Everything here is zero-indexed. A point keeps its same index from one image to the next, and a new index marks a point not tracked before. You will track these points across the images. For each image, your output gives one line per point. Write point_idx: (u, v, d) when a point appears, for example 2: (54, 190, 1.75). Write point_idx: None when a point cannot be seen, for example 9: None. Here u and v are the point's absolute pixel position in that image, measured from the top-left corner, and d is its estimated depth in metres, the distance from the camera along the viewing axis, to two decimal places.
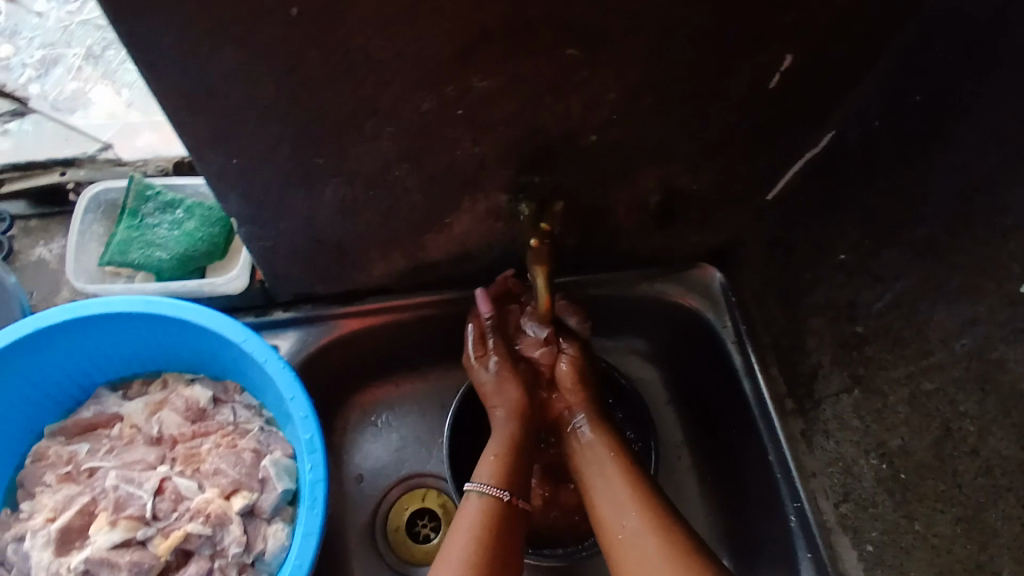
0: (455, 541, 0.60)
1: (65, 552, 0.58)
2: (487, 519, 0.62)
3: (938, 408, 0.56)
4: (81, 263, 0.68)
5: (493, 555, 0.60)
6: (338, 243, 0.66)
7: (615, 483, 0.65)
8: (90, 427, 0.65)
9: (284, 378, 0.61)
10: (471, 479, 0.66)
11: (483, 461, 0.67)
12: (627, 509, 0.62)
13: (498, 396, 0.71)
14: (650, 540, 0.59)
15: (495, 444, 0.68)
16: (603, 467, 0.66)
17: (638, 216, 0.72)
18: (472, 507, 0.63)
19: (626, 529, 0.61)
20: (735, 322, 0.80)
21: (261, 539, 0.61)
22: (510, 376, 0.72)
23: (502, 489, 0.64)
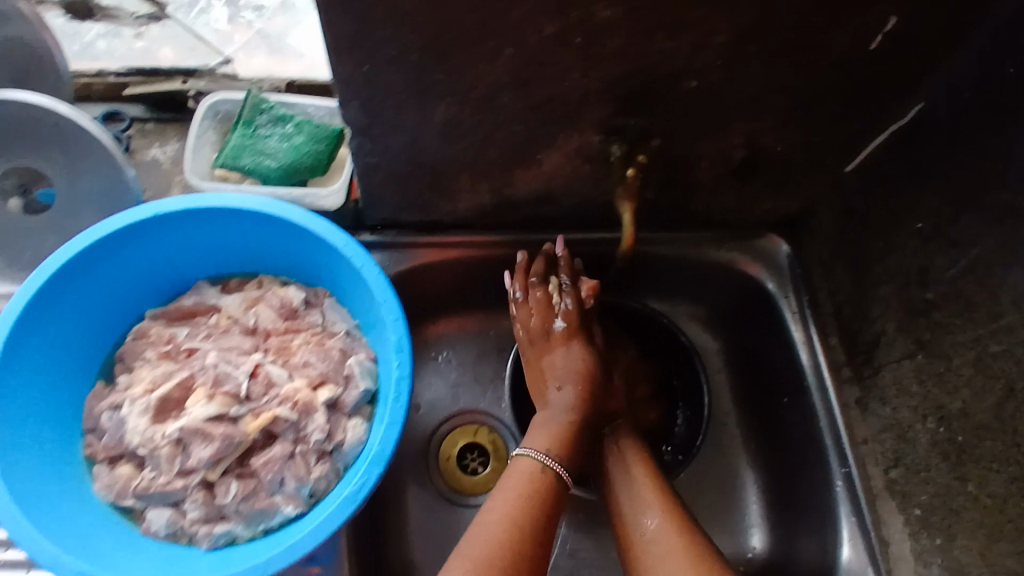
0: (504, 492, 0.65)
1: (161, 421, 0.62)
2: (539, 479, 0.66)
3: (1001, 371, 0.58)
4: (196, 164, 0.73)
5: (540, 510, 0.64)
6: (435, 168, 0.70)
7: (644, 484, 0.70)
8: (189, 314, 0.70)
9: (378, 283, 0.65)
10: (523, 445, 0.70)
11: (541, 433, 0.70)
12: (654, 506, 0.68)
13: (564, 376, 0.74)
14: (676, 536, 0.64)
15: (563, 417, 0.71)
16: (631, 466, 0.72)
17: (718, 171, 0.75)
18: (523, 465, 0.68)
19: (649, 521, 0.67)
20: (797, 294, 0.83)
21: (342, 431, 0.65)
22: (576, 363, 0.75)
23: (561, 465, 0.67)
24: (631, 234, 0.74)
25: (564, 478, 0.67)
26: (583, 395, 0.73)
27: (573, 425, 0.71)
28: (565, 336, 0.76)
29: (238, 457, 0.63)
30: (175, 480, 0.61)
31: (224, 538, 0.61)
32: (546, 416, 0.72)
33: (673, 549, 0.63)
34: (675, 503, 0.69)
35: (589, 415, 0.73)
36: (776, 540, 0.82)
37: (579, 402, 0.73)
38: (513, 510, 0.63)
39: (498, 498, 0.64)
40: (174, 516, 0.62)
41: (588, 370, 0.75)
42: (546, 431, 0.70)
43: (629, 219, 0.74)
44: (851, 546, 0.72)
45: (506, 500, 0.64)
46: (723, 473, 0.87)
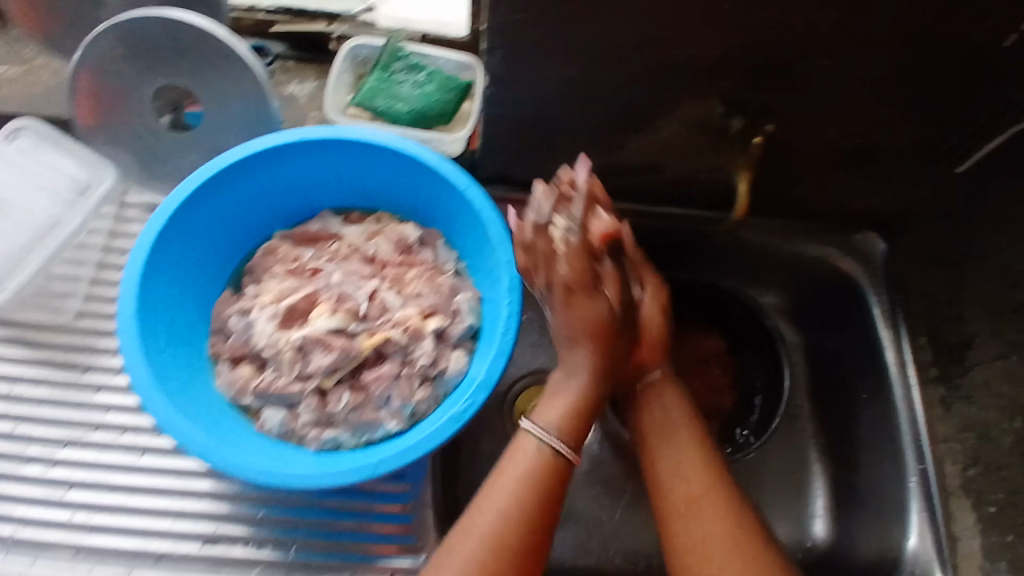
0: (502, 483, 0.62)
1: (286, 328, 0.67)
2: (547, 466, 0.62)
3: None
4: (334, 100, 0.78)
5: (541, 507, 0.61)
6: (556, 125, 0.73)
7: (689, 454, 0.65)
8: (314, 238, 0.75)
9: (497, 228, 0.69)
10: (528, 418, 0.65)
11: (551, 406, 0.65)
12: (695, 475, 0.63)
13: (577, 332, 0.65)
14: (719, 508, 0.61)
15: (576, 385, 0.66)
16: (672, 427, 0.66)
17: (828, 159, 0.76)
18: (528, 447, 0.64)
19: (691, 496, 0.62)
20: (888, 292, 0.82)
21: (445, 359, 0.69)
22: (587, 316, 0.64)
23: (562, 442, 0.63)
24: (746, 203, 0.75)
25: (568, 457, 0.63)
26: (603, 357, 0.65)
27: (586, 397, 0.65)
28: (597, 283, 0.65)
29: (352, 370, 0.67)
30: (294, 383, 0.66)
31: (331, 443, 0.66)
32: (559, 380, 0.67)
33: (715, 522, 0.61)
34: (721, 473, 0.64)
35: (607, 374, 0.66)
36: (837, 531, 0.83)
37: (596, 367, 0.66)
38: (510, 512, 0.60)
39: (496, 489, 0.61)
40: (288, 417, 0.67)
41: (606, 323, 0.64)
42: (553, 399, 0.66)
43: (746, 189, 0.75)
44: (918, 536, 0.72)
45: (503, 496, 0.61)
46: (792, 461, 0.87)
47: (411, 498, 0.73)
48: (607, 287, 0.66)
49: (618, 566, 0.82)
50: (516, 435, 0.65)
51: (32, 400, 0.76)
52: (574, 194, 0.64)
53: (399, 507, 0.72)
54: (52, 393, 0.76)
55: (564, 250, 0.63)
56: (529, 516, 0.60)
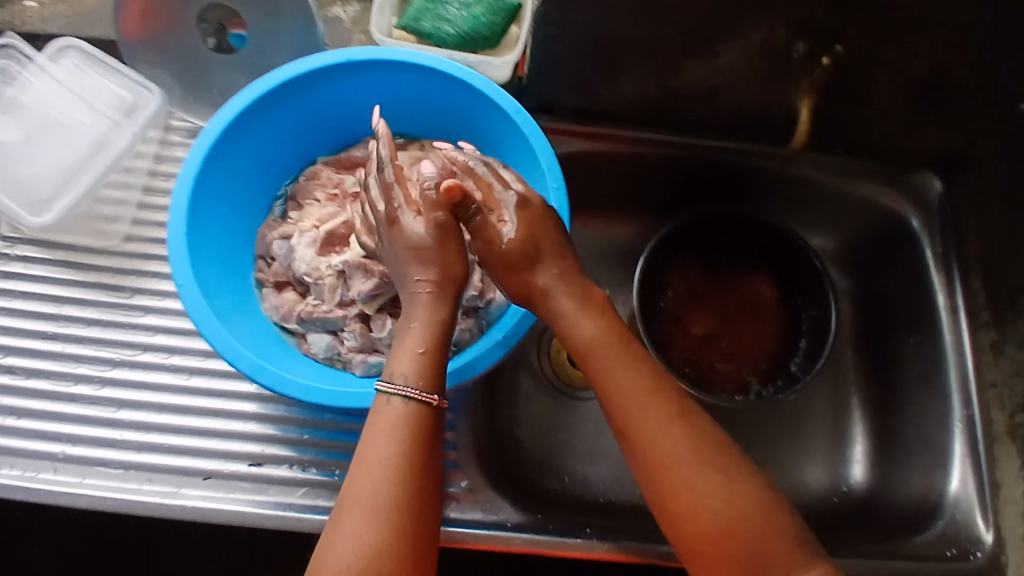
0: (371, 458, 0.51)
1: (326, 254, 0.68)
2: (412, 421, 0.53)
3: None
4: (380, 21, 0.76)
5: (415, 478, 0.51)
6: (610, 50, 0.71)
7: (612, 370, 0.57)
8: (358, 164, 0.75)
9: (545, 153, 0.67)
10: (386, 372, 0.56)
11: (405, 353, 0.56)
12: (626, 390, 0.56)
13: (423, 263, 0.60)
14: (661, 419, 0.55)
15: (416, 320, 0.58)
16: (586, 340, 0.59)
17: (893, 89, 0.73)
18: (390, 413, 0.54)
19: (627, 418, 0.56)
20: (938, 233, 0.81)
21: (492, 289, 0.69)
22: (426, 245, 0.60)
23: (425, 392, 0.54)
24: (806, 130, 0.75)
25: (426, 403, 0.54)
26: (444, 285, 0.59)
27: (438, 326, 0.57)
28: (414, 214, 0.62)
29: (391, 298, 0.68)
30: (335, 309, 0.68)
31: (375, 369, 0.67)
32: (404, 320, 0.59)
33: (662, 437, 0.54)
34: (655, 387, 0.57)
35: (450, 306, 0.59)
36: (876, 473, 0.82)
37: (438, 297, 0.59)
38: (382, 492, 0.50)
39: (361, 467, 0.51)
40: (332, 342, 0.68)
41: (423, 242, 0.60)
42: (404, 342, 0.57)
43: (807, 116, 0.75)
44: (960, 476, 0.73)
45: (370, 475, 0.50)
46: (831, 405, 0.86)
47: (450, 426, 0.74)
48: (428, 213, 0.62)
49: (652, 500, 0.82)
50: (375, 401, 0.55)
51: (79, 321, 0.77)
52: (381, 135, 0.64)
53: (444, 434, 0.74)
54: (99, 315, 0.77)
55: (389, 182, 0.63)
56: (405, 491, 0.50)
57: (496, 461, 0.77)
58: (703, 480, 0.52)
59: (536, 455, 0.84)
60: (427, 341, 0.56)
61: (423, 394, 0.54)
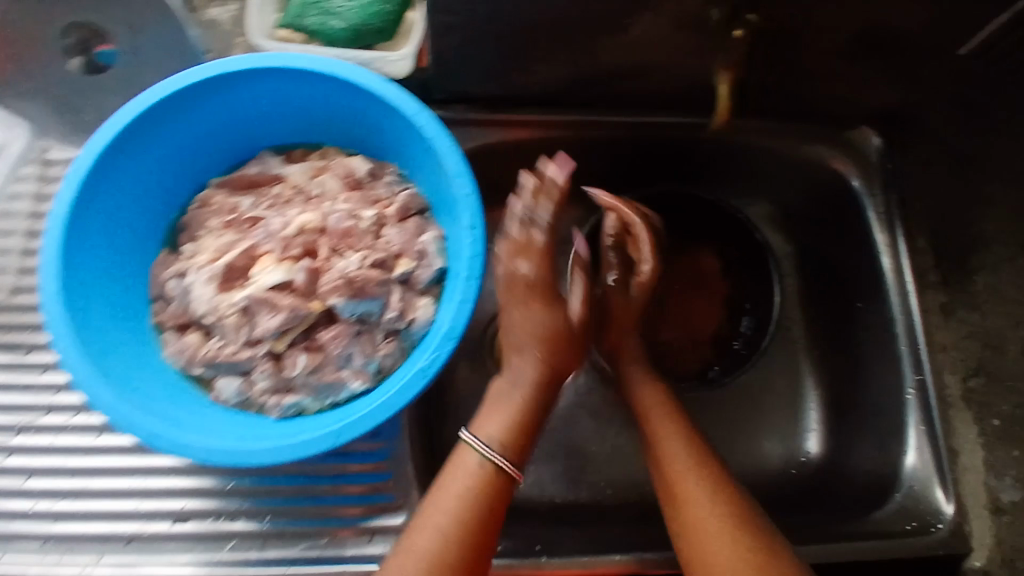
0: (439, 512, 0.59)
1: (227, 290, 0.62)
2: (481, 486, 0.60)
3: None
4: (259, 21, 0.68)
5: (478, 534, 0.59)
6: (514, 33, 0.65)
7: (670, 441, 0.65)
8: (255, 183, 0.68)
9: (451, 157, 0.61)
10: (470, 427, 0.65)
11: (493, 420, 0.64)
12: (672, 458, 0.64)
13: (535, 337, 0.66)
14: (710, 503, 0.60)
15: (522, 395, 0.65)
16: (659, 428, 0.67)
17: (826, 47, 0.67)
18: (466, 469, 0.61)
19: (671, 483, 0.63)
20: (885, 192, 0.77)
21: (413, 310, 0.64)
22: (557, 322, 0.67)
23: (503, 458, 0.62)
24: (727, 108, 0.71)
25: (510, 472, 0.62)
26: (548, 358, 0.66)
27: (535, 407, 0.65)
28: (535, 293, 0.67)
29: (304, 331, 0.62)
30: (243, 350, 0.61)
31: (293, 409, 0.62)
32: (501, 394, 0.66)
33: (706, 518, 0.59)
34: (701, 465, 0.63)
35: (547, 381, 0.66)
36: (831, 443, 0.80)
37: (541, 366, 0.66)
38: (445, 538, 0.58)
39: (428, 520, 0.59)
40: (244, 385, 0.62)
41: (557, 333, 0.67)
42: (495, 411, 0.65)
43: (726, 91, 0.69)
44: (917, 453, 0.71)
45: (434, 526, 0.58)
46: (783, 377, 0.84)
47: (387, 455, 0.69)
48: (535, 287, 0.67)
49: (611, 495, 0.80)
50: (455, 451, 0.63)
51: None
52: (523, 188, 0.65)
53: (377, 465, 0.69)
54: None
55: (510, 243, 0.67)
56: (468, 530, 0.58)
57: None
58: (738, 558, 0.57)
59: None
60: (535, 417, 0.65)
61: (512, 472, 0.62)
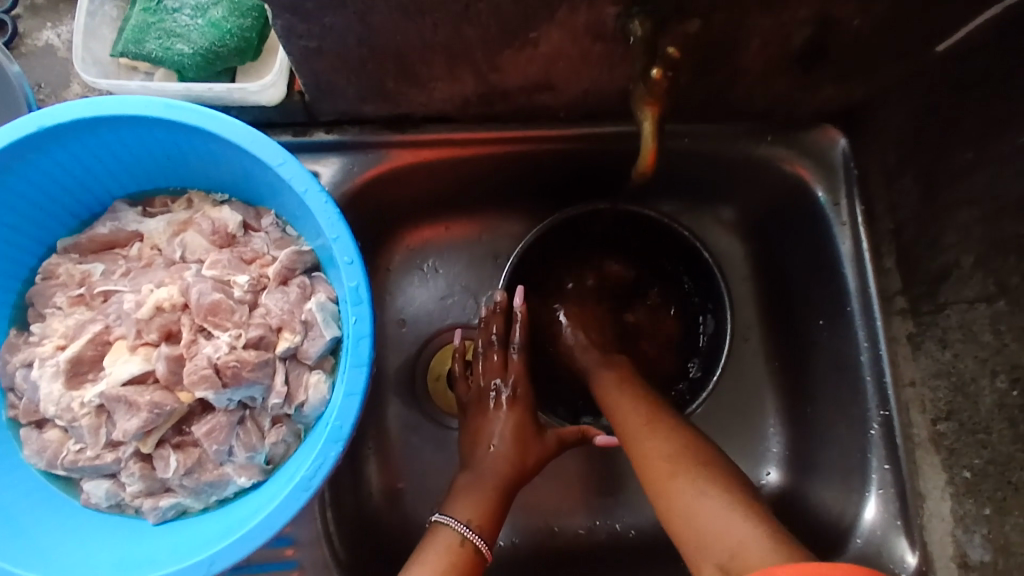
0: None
1: (78, 386, 0.52)
2: (459, 561, 0.54)
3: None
4: (91, 51, 0.57)
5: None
6: (395, 53, 0.53)
7: (624, 399, 0.63)
8: (108, 245, 0.58)
9: (326, 215, 0.52)
10: (441, 510, 0.58)
11: (461, 497, 0.59)
12: (626, 410, 0.62)
13: (495, 437, 0.63)
14: (659, 444, 0.57)
15: (492, 483, 0.60)
16: (609, 391, 0.65)
17: (774, 55, 0.56)
18: (441, 545, 0.55)
19: (627, 430, 0.60)
20: (851, 201, 0.67)
21: (303, 390, 0.55)
22: (511, 430, 0.63)
23: (482, 537, 0.56)
24: (653, 149, 0.56)
25: (484, 551, 0.56)
26: (507, 456, 0.61)
27: (492, 498, 0.59)
28: (498, 404, 0.65)
29: (173, 425, 0.54)
30: (104, 453, 0.53)
31: (174, 510, 0.54)
32: (469, 480, 0.60)
33: (658, 460, 0.56)
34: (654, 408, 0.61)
35: (516, 477, 0.61)
36: (792, 472, 0.73)
37: (500, 461, 0.61)
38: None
39: None
40: (113, 488, 0.54)
41: (525, 430, 0.63)
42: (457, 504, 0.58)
43: (651, 130, 0.55)
44: (878, 500, 0.63)
45: None
46: (741, 400, 0.76)
47: (295, 539, 0.61)
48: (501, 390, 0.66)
49: (557, 533, 0.74)
50: (427, 535, 0.57)
51: None
52: (490, 311, 0.68)
53: (284, 551, 0.61)
54: None
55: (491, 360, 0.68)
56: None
57: (361, 550, 0.66)
58: (691, 490, 0.53)
59: (419, 515, 0.73)
60: (504, 499, 0.60)
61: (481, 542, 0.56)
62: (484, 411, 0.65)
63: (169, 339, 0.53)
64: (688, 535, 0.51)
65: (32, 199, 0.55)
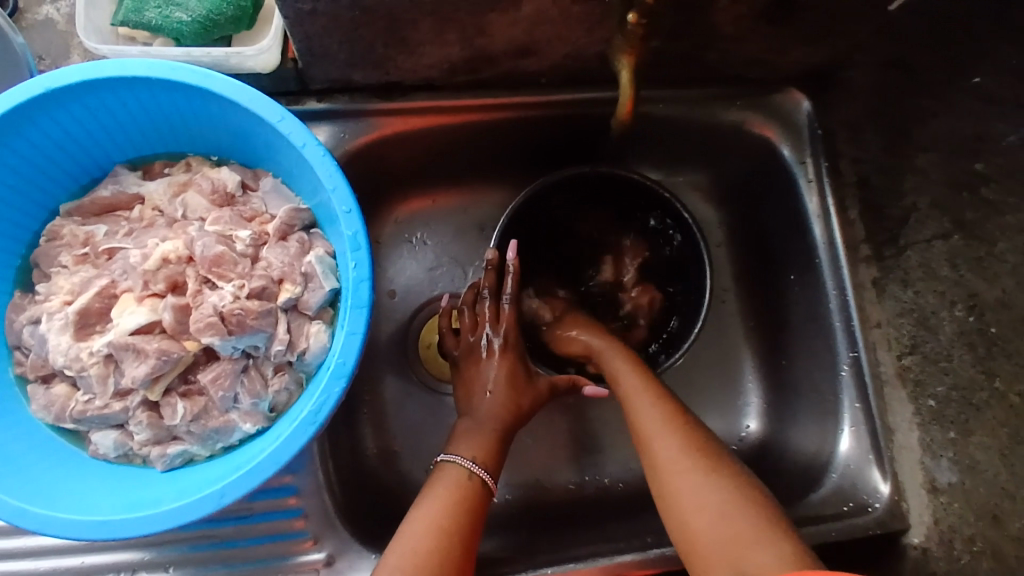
0: (421, 522, 0.54)
1: (86, 337, 0.54)
2: (467, 494, 0.58)
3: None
4: (91, 21, 0.59)
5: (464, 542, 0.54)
6: (386, 14, 0.56)
7: (642, 396, 0.63)
8: (110, 207, 0.60)
9: (324, 167, 0.54)
10: (447, 451, 0.62)
11: (466, 435, 0.62)
12: (644, 410, 0.62)
13: (492, 383, 0.66)
14: (669, 437, 0.59)
15: (491, 426, 0.63)
16: (627, 388, 0.65)
17: (741, 14, 0.60)
18: (447, 481, 0.58)
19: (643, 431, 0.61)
20: (816, 158, 0.71)
21: (304, 339, 0.57)
22: (506, 377, 0.66)
23: (486, 472, 0.60)
24: (630, 95, 0.61)
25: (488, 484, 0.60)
26: (503, 402, 0.65)
27: (494, 440, 0.63)
28: (490, 352, 0.68)
29: (179, 374, 0.55)
30: (113, 402, 0.55)
31: (180, 458, 0.56)
32: (468, 423, 0.64)
33: (671, 472, 0.57)
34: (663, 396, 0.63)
35: (513, 420, 0.65)
36: (769, 421, 0.77)
37: (497, 406, 0.64)
38: (422, 546, 0.52)
39: (421, 518, 0.55)
40: (121, 438, 0.56)
41: (517, 375, 0.67)
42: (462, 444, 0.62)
43: (628, 78, 0.60)
44: (852, 434, 0.68)
45: (429, 530, 0.53)
46: (720, 355, 0.80)
47: (296, 490, 0.63)
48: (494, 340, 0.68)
49: (548, 488, 0.77)
50: (434, 474, 0.60)
51: None
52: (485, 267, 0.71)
53: (286, 501, 0.63)
54: None
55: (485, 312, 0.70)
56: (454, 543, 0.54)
57: (360, 504, 0.68)
58: (708, 497, 0.54)
59: (415, 475, 0.76)
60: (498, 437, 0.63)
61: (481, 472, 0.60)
62: (476, 359, 0.68)
63: (175, 291, 0.55)
64: (698, 532, 0.54)
65: (35, 162, 0.57)
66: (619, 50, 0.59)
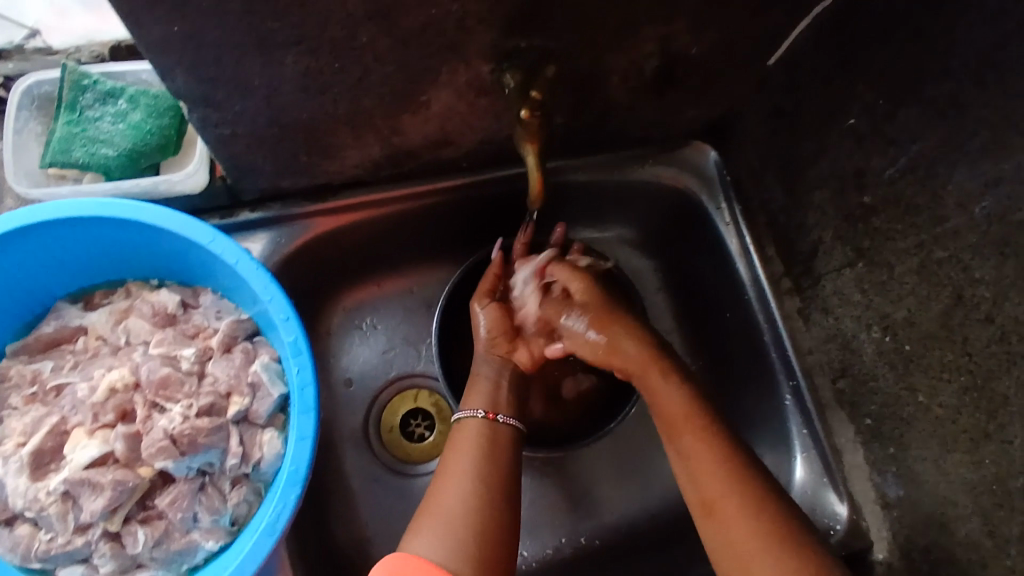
0: (446, 495, 0.58)
1: (42, 477, 0.54)
2: (488, 440, 0.63)
3: (1017, 236, 0.48)
4: (19, 165, 0.61)
5: (494, 497, 0.59)
6: (305, 128, 0.59)
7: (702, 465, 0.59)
8: (54, 342, 0.60)
9: (259, 279, 0.57)
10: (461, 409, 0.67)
11: (474, 392, 0.68)
12: (711, 480, 0.58)
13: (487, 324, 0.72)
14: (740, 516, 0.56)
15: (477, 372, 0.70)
16: (676, 430, 0.62)
17: (633, 86, 0.65)
18: (469, 433, 0.64)
19: (711, 504, 0.58)
20: (731, 204, 0.76)
21: (257, 448, 0.58)
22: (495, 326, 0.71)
23: (476, 408, 0.66)
24: (539, 177, 0.63)
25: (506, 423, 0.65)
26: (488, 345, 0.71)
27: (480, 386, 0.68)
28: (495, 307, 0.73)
29: (137, 502, 0.56)
30: (75, 538, 0.54)
31: None
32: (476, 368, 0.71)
33: (757, 552, 0.54)
34: (733, 467, 0.59)
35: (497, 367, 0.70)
36: None
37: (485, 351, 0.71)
38: (455, 514, 0.57)
39: (451, 469, 0.61)
40: (87, 571, 0.55)
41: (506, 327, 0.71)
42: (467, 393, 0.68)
43: (535, 162, 0.63)
44: (805, 461, 0.71)
45: (462, 479, 0.59)
46: None
47: None
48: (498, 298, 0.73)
49: (526, 556, 0.77)
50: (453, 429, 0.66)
51: None
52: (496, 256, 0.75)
53: None
54: None
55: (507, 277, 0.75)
56: (486, 494, 0.59)
57: None
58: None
59: None
60: (517, 396, 0.70)
61: (509, 420, 0.66)
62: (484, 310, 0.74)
63: (125, 419, 0.56)
64: None
65: None
66: (521, 139, 0.62)
